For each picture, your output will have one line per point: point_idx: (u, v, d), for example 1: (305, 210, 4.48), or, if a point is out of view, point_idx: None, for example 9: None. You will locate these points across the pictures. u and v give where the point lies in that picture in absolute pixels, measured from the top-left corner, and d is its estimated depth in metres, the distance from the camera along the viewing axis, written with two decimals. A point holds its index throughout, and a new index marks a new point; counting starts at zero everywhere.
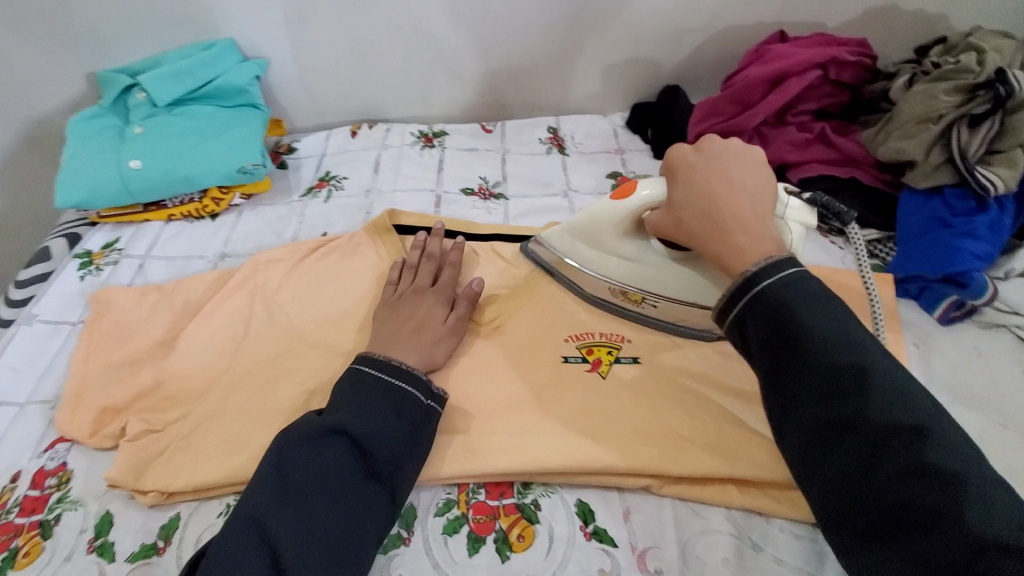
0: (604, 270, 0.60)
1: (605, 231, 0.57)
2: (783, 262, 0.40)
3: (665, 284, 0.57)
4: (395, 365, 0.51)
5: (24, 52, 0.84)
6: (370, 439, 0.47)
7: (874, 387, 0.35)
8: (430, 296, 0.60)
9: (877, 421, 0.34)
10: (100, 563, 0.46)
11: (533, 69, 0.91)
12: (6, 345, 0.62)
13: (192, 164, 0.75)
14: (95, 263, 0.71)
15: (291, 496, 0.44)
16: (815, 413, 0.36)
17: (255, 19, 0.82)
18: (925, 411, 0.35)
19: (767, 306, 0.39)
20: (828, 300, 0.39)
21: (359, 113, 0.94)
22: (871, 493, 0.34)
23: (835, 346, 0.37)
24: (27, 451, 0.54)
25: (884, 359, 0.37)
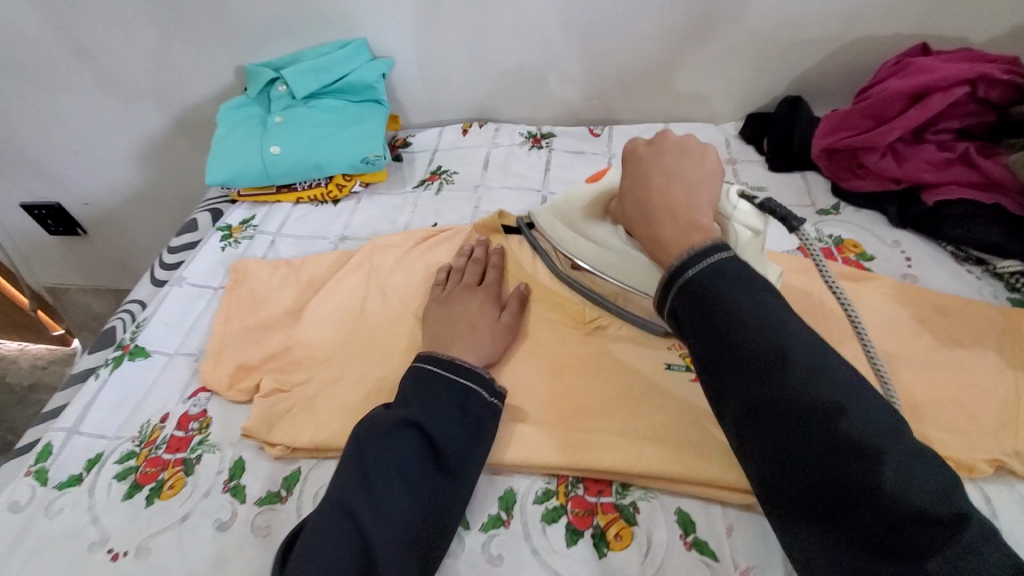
0: (574, 250, 0.64)
1: (576, 210, 0.63)
2: (709, 252, 0.42)
3: (624, 268, 0.60)
4: (454, 361, 0.53)
5: (190, 47, 0.95)
6: (440, 435, 0.48)
7: (792, 364, 0.37)
8: (480, 293, 0.63)
9: (797, 398, 0.37)
10: (233, 502, 0.51)
11: (645, 76, 0.91)
12: (160, 302, 0.69)
13: (323, 153, 0.81)
14: (234, 236, 0.79)
15: (370, 488, 0.45)
16: (741, 394, 0.39)
17: (387, 21, 0.87)
18: (840, 387, 0.36)
19: (694, 293, 0.41)
20: (750, 283, 0.41)
21: (471, 112, 0.98)
22: (793, 469, 0.36)
23: (758, 329, 0.39)
24: (175, 395, 0.60)
25: (804, 338, 0.39)
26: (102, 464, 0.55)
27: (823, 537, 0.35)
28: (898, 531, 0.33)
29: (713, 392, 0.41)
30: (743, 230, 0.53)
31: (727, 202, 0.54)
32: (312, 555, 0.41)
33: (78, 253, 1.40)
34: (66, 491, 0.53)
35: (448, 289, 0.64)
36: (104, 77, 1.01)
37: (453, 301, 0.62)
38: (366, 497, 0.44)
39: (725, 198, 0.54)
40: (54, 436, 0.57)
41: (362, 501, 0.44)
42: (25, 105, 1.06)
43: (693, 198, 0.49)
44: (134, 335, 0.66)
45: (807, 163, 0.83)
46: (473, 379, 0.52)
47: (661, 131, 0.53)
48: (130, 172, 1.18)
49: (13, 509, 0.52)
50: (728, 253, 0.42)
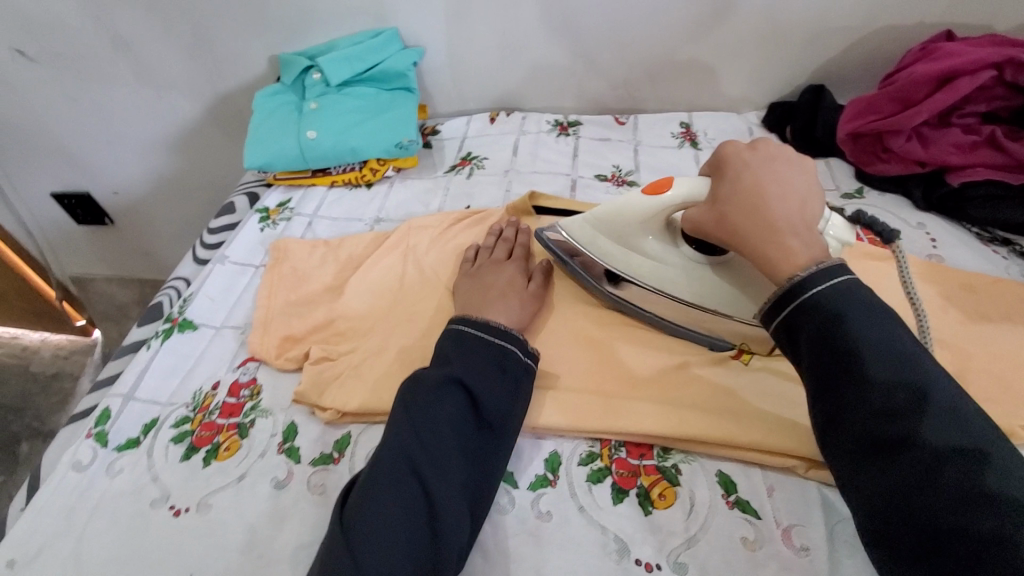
0: (625, 266, 0.60)
1: (632, 225, 0.57)
2: (836, 272, 0.43)
3: (685, 286, 0.58)
4: (493, 326, 0.54)
5: (225, 37, 0.97)
6: (484, 395, 0.49)
7: (930, 404, 0.36)
8: (512, 265, 0.64)
9: (933, 438, 0.35)
10: (288, 463, 0.53)
11: (671, 66, 0.93)
12: (205, 279, 0.72)
13: (359, 137, 0.83)
14: (272, 218, 0.81)
15: (423, 445, 0.46)
16: (864, 424, 0.38)
17: (419, 11, 0.89)
18: (983, 436, 0.35)
19: (818, 313, 0.41)
20: (880, 313, 0.41)
21: (498, 101, 1.01)
22: (918, 509, 0.35)
23: (893, 362, 0.38)
24: (224, 364, 0.62)
25: (942, 381, 0.38)
26: (158, 428, 0.57)
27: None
28: None
29: (823, 416, 0.40)
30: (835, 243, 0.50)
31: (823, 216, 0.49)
32: (379, 512, 0.43)
33: (104, 242, 1.43)
34: (126, 452, 0.55)
35: (479, 263, 0.65)
36: (139, 67, 1.03)
37: (486, 273, 0.63)
38: (424, 453, 0.46)
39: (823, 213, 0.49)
40: (111, 401, 0.59)
41: (419, 458, 0.45)
42: (62, 95, 1.09)
43: (805, 206, 0.48)
44: (182, 309, 0.68)
45: (831, 150, 0.85)
46: (506, 340, 0.53)
47: (762, 139, 0.52)
48: (160, 161, 1.21)
49: (76, 468, 0.54)
50: (852, 277, 0.42)
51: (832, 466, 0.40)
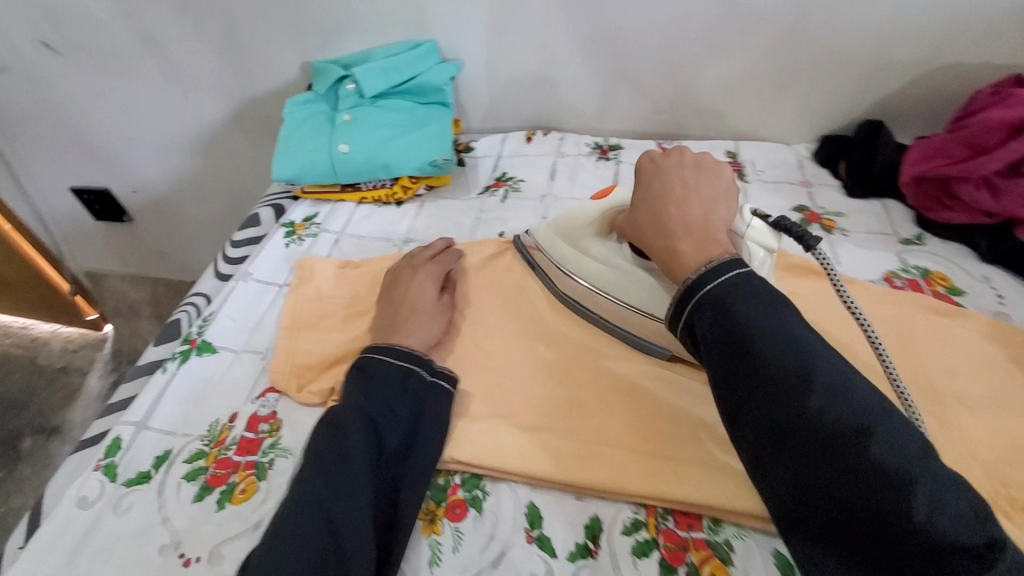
0: (576, 268, 0.63)
1: (581, 228, 0.63)
2: (725, 267, 0.44)
3: (626, 288, 0.59)
4: (398, 351, 0.53)
5: (257, 40, 0.94)
6: (382, 419, 0.48)
7: (817, 384, 0.37)
8: (425, 270, 0.63)
9: (823, 419, 0.36)
10: None
11: (718, 92, 0.89)
12: (227, 297, 0.68)
13: (392, 153, 0.80)
14: (298, 233, 0.78)
15: (329, 481, 0.44)
16: (764, 412, 0.38)
17: (460, 23, 0.86)
18: (868, 410, 0.36)
19: (712, 309, 0.42)
20: (772, 301, 0.42)
21: (535, 120, 0.97)
22: (817, 490, 0.36)
23: (784, 348, 0.39)
24: (243, 394, 0.59)
25: (829, 360, 0.39)
26: (170, 462, 0.53)
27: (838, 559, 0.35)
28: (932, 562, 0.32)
29: (729, 408, 0.41)
30: (757, 247, 0.54)
31: (742, 220, 0.54)
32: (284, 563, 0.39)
33: (120, 239, 1.41)
34: (135, 489, 0.51)
35: (394, 274, 0.64)
36: (167, 66, 1.01)
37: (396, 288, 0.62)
38: (323, 489, 0.43)
39: (741, 216, 0.54)
40: (123, 430, 0.55)
41: (326, 498, 0.43)
42: (86, 90, 1.07)
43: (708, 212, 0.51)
44: (201, 330, 0.65)
45: (887, 190, 0.80)
46: (414, 363, 0.53)
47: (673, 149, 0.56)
48: (182, 162, 1.18)
49: (81, 504, 0.50)
50: (741, 271, 0.44)
51: (741, 454, 0.41)
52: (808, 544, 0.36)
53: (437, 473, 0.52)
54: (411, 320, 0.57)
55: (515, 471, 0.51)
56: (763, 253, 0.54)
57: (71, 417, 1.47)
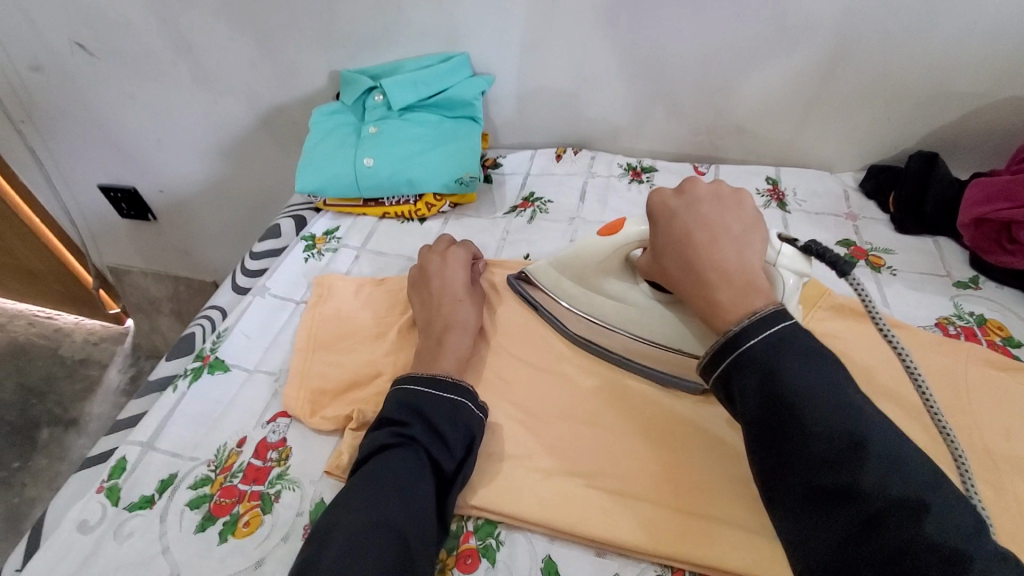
0: (587, 307, 0.61)
1: (588, 270, 0.58)
2: (772, 319, 0.41)
3: (644, 325, 0.57)
4: (438, 378, 0.50)
5: (288, 48, 0.93)
6: (437, 447, 0.46)
7: (869, 453, 0.35)
8: (455, 257, 0.64)
9: (873, 492, 0.34)
10: None
11: (760, 116, 0.85)
12: (243, 313, 0.66)
13: (418, 169, 0.78)
14: (318, 247, 0.76)
15: (394, 511, 0.42)
16: (809, 479, 0.36)
17: (494, 37, 0.83)
18: (923, 485, 0.34)
19: (754, 366, 0.39)
20: (820, 359, 0.39)
21: (565, 137, 0.94)
22: (863, 565, 0.33)
23: (833, 411, 0.37)
24: (253, 418, 0.56)
25: (880, 425, 0.37)
26: (174, 487, 0.51)
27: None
28: None
29: (769, 470, 0.39)
30: (792, 279, 0.48)
31: (771, 248, 0.48)
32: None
33: (145, 237, 1.42)
34: (137, 514, 0.49)
35: (422, 265, 0.64)
36: (198, 70, 1.00)
37: (430, 274, 0.62)
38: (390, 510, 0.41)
39: (769, 244, 0.48)
40: (129, 450, 0.54)
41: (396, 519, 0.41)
42: (118, 91, 1.07)
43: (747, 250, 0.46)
44: (215, 346, 0.63)
45: (940, 228, 0.76)
46: (456, 394, 0.50)
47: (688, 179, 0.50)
48: (208, 164, 1.18)
49: (82, 528, 0.48)
50: (788, 322, 0.41)
51: (778, 519, 0.38)
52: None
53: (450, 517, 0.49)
54: (431, 350, 0.55)
55: (539, 521, 0.47)
56: (797, 285, 0.48)
57: (89, 409, 1.49)
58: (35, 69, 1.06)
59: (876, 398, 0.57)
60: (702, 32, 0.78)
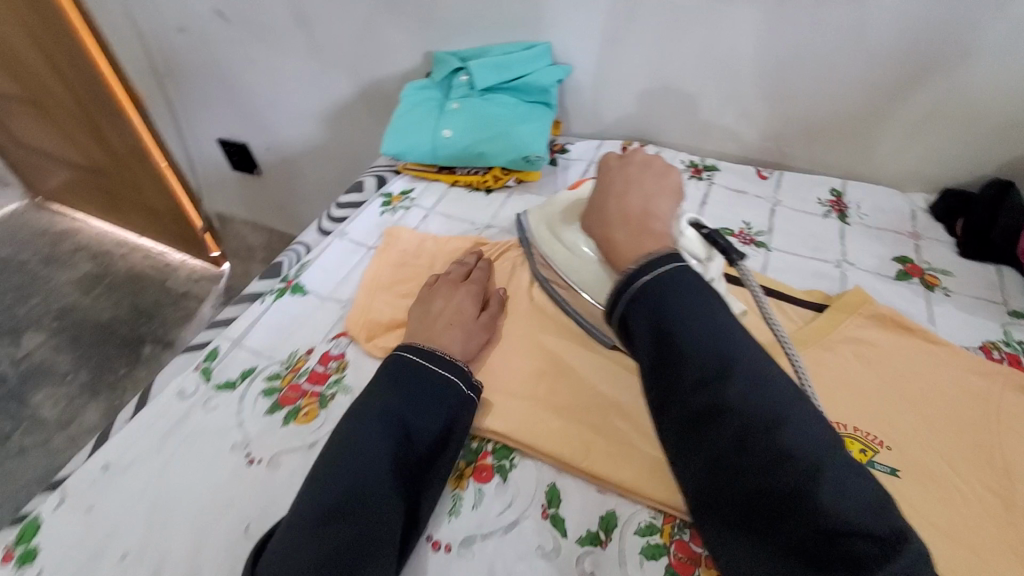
0: (547, 250, 0.67)
1: (553, 215, 0.69)
2: (664, 261, 0.45)
3: (581, 272, 0.62)
4: (438, 355, 0.55)
5: (392, 28, 1.04)
6: (419, 419, 0.49)
7: (735, 375, 0.38)
8: (464, 288, 0.64)
9: (737, 409, 0.37)
10: None
11: (830, 126, 0.85)
12: (323, 250, 0.77)
13: (490, 144, 0.85)
14: (393, 205, 0.86)
15: (366, 480, 0.45)
16: (687, 404, 0.39)
17: (576, 30, 0.89)
18: (784, 404, 0.37)
19: (642, 303, 0.43)
20: (699, 293, 0.43)
21: (634, 131, 0.98)
22: (730, 477, 0.37)
23: (706, 341, 0.40)
24: (320, 333, 0.66)
25: (748, 349, 0.40)
26: (253, 377, 0.62)
27: (755, 552, 0.35)
28: (830, 547, 0.32)
29: (657, 400, 0.42)
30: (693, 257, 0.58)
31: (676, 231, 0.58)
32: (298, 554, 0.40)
33: (250, 189, 1.60)
34: (222, 392, 0.60)
35: (432, 288, 0.65)
36: (313, 42, 1.13)
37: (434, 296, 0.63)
38: (368, 475, 0.45)
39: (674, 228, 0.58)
40: (221, 343, 0.65)
41: (376, 481, 0.45)
42: (245, 56, 1.23)
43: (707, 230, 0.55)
44: (298, 273, 0.74)
45: (1007, 257, 0.73)
46: (450, 371, 0.54)
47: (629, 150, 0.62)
48: (309, 128, 1.32)
49: (180, 395, 0.60)
50: (677, 263, 0.45)
51: (667, 445, 0.41)
52: (725, 541, 0.37)
53: (472, 438, 0.56)
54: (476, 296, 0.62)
55: (549, 454, 0.53)
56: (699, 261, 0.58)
57: (183, 335, 1.69)
58: (182, 32, 1.25)
59: (899, 403, 0.58)
60: (777, 37, 0.80)
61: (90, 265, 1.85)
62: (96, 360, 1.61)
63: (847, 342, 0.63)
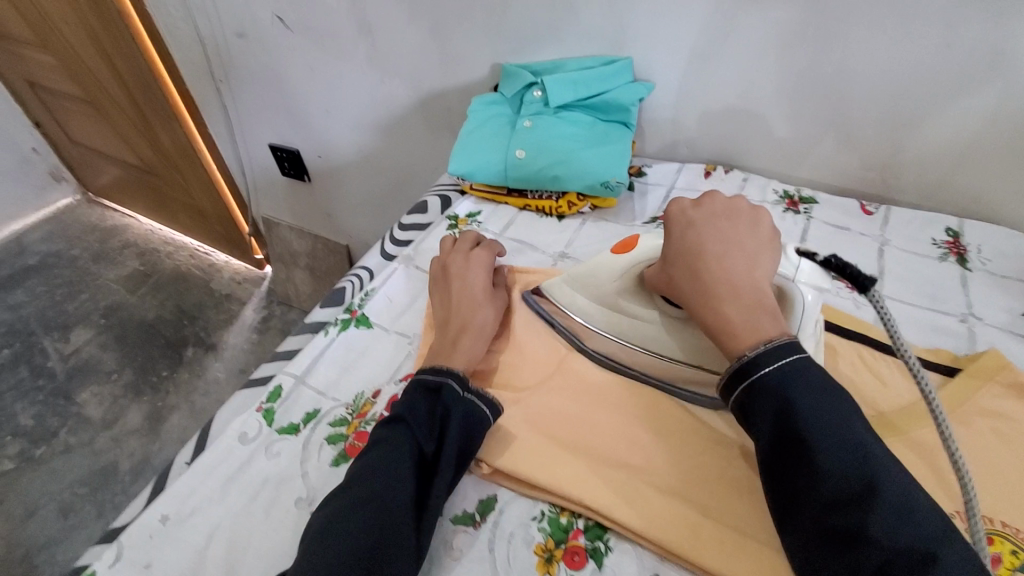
0: (609, 326, 0.61)
1: (607, 288, 0.59)
2: (783, 350, 0.43)
3: (665, 342, 0.58)
4: (437, 367, 0.52)
5: (459, 38, 0.99)
6: (422, 431, 0.47)
7: (880, 494, 0.37)
8: (474, 270, 0.64)
9: (880, 537, 0.35)
10: (457, 526, 0.49)
11: (947, 157, 0.77)
12: (389, 277, 0.72)
13: (566, 166, 0.79)
14: (460, 228, 0.81)
15: (371, 485, 0.43)
16: (819, 515, 0.38)
17: (662, 45, 0.83)
18: (932, 533, 0.35)
19: (770, 396, 0.41)
20: (832, 395, 0.41)
21: (716, 155, 0.91)
22: None
23: (843, 449, 0.39)
24: (388, 374, 0.61)
25: (894, 470, 0.38)
26: (317, 421, 0.57)
27: None
28: None
29: (783, 505, 0.41)
30: (811, 291, 0.50)
31: (789, 264, 0.50)
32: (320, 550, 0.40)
33: (298, 195, 1.58)
34: (285, 437, 0.56)
35: (445, 263, 0.66)
36: (374, 51, 1.09)
37: (452, 276, 0.63)
38: (359, 492, 0.43)
39: (787, 261, 0.50)
40: (284, 379, 0.61)
41: (376, 493, 0.43)
42: (303, 63, 1.20)
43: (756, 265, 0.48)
44: (362, 303, 0.69)
45: None
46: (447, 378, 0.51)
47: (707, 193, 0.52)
48: (362, 137, 1.28)
49: (241, 440, 0.55)
50: (800, 354, 0.43)
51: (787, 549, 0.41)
52: None
53: (561, 512, 0.50)
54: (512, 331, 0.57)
55: (640, 535, 0.47)
56: (815, 298, 0.51)
57: (225, 338, 1.68)
58: (241, 37, 1.22)
59: None
60: (893, 61, 0.72)
61: (137, 263, 1.86)
62: (141, 360, 1.61)
63: (982, 416, 0.55)
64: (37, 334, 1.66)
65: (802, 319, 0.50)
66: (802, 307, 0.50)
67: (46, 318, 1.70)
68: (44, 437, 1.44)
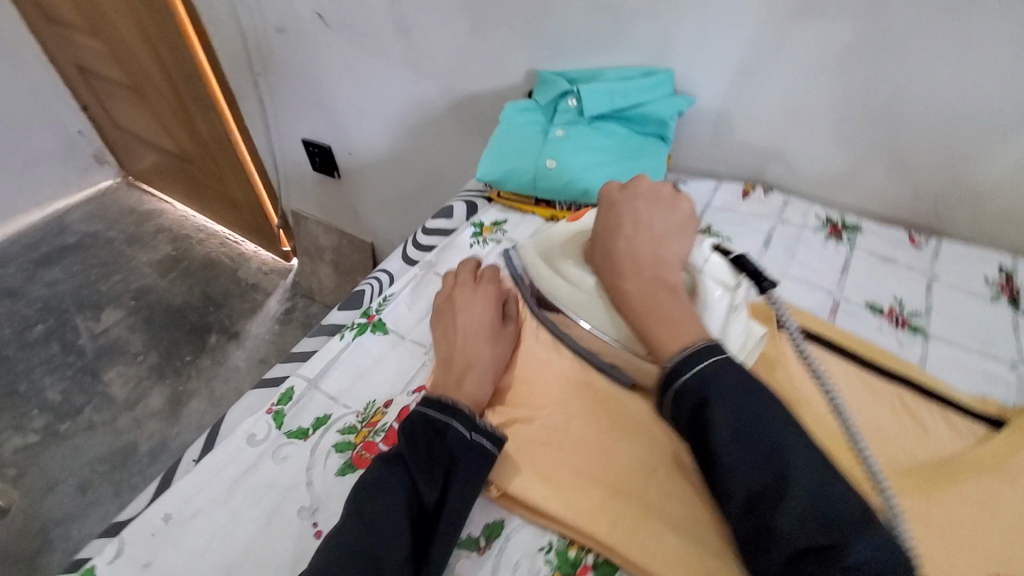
0: (551, 289, 0.62)
1: (555, 250, 0.64)
2: (704, 353, 0.42)
3: (594, 310, 0.59)
4: (443, 400, 0.50)
5: (496, 41, 0.97)
6: (423, 477, 0.45)
7: (788, 494, 0.35)
8: (482, 294, 0.62)
9: (787, 535, 0.34)
10: (461, 551, 0.48)
11: (1005, 190, 0.72)
12: (409, 283, 0.71)
13: (598, 179, 0.77)
14: (484, 236, 0.79)
15: (367, 536, 0.42)
16: (739, 523, 0.37)
17: (705, 57, 0.79)
18: (843, 525, 0.34)
19: (689, 399, 0.41)
20: (752, 393, 0.40)
21: (755, 173, 0.87)
22: None
23: (754, 452, 0.37)
24: (401, 383, 0.60)
25: (809, 462, 0.37)
26: (327, 427, 0.56)
27: None
28: None
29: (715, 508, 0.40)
30: (717, 283, 0.53)
31: (701, 255, 0.55)
32: None
33: (327, 190, 1.59)
34: (292, 441, 0.54)
35: (450, 295, 0.63)
36: (410, 51, 1.09)
37: (457, 308, 0.61)
38: (355, 542, 0.41)
39: (700, 253, 0.55)
40: (296, 382, 0.60)
41: (371, 545, 0.41)
42: (339, 60, 1.20)
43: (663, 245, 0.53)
44: (380, 308, 0.68)
45: None
46: (453, 416, 0.49)
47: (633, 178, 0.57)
48: (392, 136, 1.28)
49: (249, 441, 0.54)
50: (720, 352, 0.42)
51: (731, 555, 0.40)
52: None
53: (569, 544, 0.48)
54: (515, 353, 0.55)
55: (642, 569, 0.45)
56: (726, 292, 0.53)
57: (248, 327, 1.70)
58: (281, 32, 1.23)
59: None
60: (953, 86, 0.67)
61: (169, 248, 1.90)
62: (166, 344, 1.64)
63: None
64: (71, 312, 1.71)
65: (706, 303, 0.52)
66: (709, 293, 0.52)
67: (81, 296, 1.75)
68: (69, 413, 1.48)
